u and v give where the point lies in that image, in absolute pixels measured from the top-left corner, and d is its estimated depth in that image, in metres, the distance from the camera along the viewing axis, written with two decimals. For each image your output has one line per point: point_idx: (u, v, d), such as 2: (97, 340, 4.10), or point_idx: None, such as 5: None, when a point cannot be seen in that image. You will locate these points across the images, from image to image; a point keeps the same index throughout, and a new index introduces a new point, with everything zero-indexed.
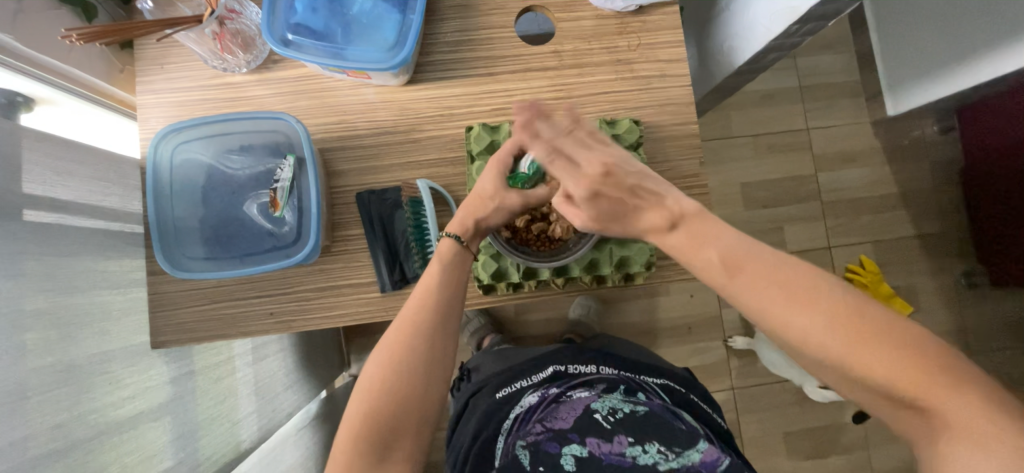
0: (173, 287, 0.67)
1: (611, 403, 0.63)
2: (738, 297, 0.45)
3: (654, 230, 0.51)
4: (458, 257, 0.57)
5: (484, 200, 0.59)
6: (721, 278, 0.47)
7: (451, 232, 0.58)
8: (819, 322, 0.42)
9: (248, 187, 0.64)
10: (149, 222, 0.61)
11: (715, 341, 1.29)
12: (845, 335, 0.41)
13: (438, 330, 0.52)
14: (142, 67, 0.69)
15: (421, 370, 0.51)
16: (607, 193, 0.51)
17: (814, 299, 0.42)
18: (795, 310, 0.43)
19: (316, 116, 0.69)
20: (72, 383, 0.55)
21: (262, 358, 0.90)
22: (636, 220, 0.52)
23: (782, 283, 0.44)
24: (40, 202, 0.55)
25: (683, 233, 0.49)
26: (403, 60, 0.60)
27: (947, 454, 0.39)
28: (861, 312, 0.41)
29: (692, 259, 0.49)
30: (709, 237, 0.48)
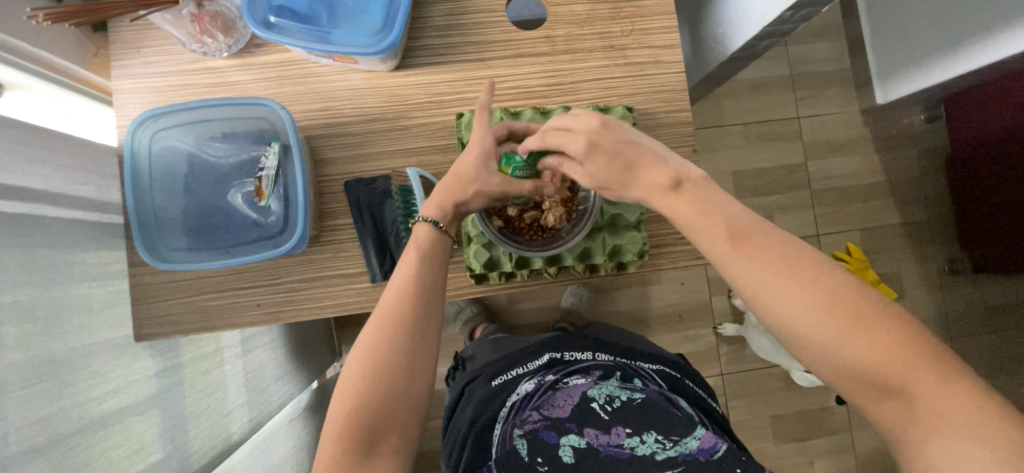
0: (156, 279, 0.65)
1: (608, 390, 0.65)
2: (741, 271, 0.44)
3: (654, 190, 0.49)
4: (435, 242, 0.56)
5: (461, 182, 0.57)
6: (716, 252, 0.46)
7: (427, 215, 0.56)
8: (810, 299, 0.42)
9: (231, 176, 0.62)
10: (129, 212, 0.59)
11: (705, 329, 1.30)
12: (833, 315, 0.42)
13: (420, 319, 0.51)
14: (118, 50, 0.66)
15: (406, 361, 0.50)
16: (606, 146, 0.50)
17: (806, 277, 0.43)
18: (795, 287, 0.43)
19: (302, 103, 0.67)
20: (53, 378, 0.54)
21: (251, 350, 0.88)
22: (636, 180, 0.50)
23: (777, 258, 0.44)
24: (13, 192, 0.53)
25: (685, 195, 0.48)
26: (390, 44, 0.58)
27: (928, 441, 0.40)
28: (849, 293, 0.42)
29: (690, 229, 0.47)
30: (711, 207, 0.47)
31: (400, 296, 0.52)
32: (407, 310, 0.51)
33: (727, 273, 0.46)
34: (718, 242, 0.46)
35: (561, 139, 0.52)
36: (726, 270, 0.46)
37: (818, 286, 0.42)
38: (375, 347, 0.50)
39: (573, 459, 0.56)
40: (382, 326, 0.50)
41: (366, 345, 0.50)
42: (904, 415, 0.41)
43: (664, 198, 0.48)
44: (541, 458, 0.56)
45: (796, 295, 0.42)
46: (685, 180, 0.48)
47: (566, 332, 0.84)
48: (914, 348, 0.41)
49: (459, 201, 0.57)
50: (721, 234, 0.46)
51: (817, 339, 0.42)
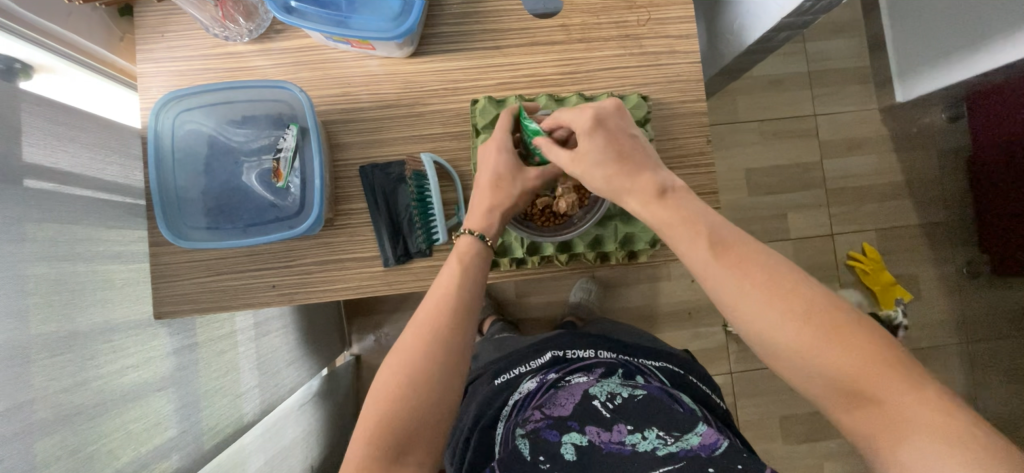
0: (175, 258, 0.67)
1: (609, 387, 0.65)
2: (714, 275, 0.45)
3: (643, 194, 0.51)
4: (479, 254, 0.57)
5: (502, 188, 0.59)
6: (694, 260, 0.47)
7: (471, 227, 0.58)
8: (784, 310, 0.42)
9: (250, 157, 0.64)
10: (152, 191, 0.60)
11: (715, 326, 1.29)
12: (808, 325, 0.42)
13: (458, 326, 0.52)
14: (142, 35, 0.68)
15: (442, 371, 0.50)
16: (606, 135, 0.54)
17: (782, 288, 0.43)
18: (765, 291, 0.43)
19: (319, 88, 0.68)
20: (75, 350, 0.55)
21: (265, 334, 0.90)
22: (628, 182, 0.52)
23: (753, 265, 0.45)
24: (38, 168, 0.54)
25: (668, 203, 0.50)
26: (407, 29, 0.59)
27: (902, 455, 0.38)
28: (824, 304, 0.42)
29: (671, 238, 0.49)
30: (692, 215, 0.48)
31: (441, 302, 0.53)
32: (452, 315, 0.52)
33: (705, 279, 0.46)
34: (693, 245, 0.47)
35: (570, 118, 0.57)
36: (703, 278, 0.46)
37: (796, 296, 0.43)
38: (412, 353, 0.50)
39: (576, 456, 0.55)
40: (425, 329, 0.51)
41: (405, 352, 0.51)
42: (880, 431, 0.40)
43: (652, 204, 0.50)
44: (543, 456, 0.55)
45: (771, 305, 0.43)
46: (672, 189, 0.51)
47: (571, 331, 0.83)
48: (890, 360, 0.40)
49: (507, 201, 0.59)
50: (701, 244, 0.47)
51: (791, 348, 0.42)
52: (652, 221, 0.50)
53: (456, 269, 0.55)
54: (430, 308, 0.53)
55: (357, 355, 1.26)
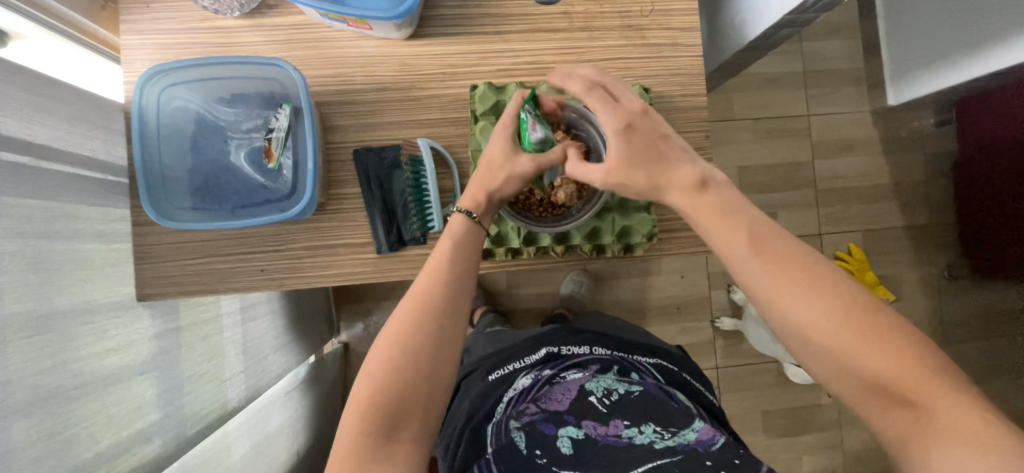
0: (160, 239, 0.64)
1: (605, 383, 0.64)
2: (748, 271, 0.46)
3: (681, 186, 0.50)
4: (469, 233, 0.54)
5: (495, 170, 0.56)
6: (733, 255, 0.47)
7: (463, 206, 0.56)
8: (824, 307, 0.42)
9: (239, 136, 0.62)
10: (137, 168, 0.58)
11: (702, 322, 1.30)
12: (846, 322, 0.42)
13: (452, 304, 0.51)
14: (126, 5, 0.64)
15: (434, 350, 0.49)
16: (641, 130, 0.52)
17: (822, 286, 0.43)
18: (800, 290, 0.43)
19: (313, 67, 0.65)
20: (55, 331, 0.53)
21: (251, 319, 0.88)
22: (666, 182, 0.51)
23: (788, 262, 0.45)
24: (15, 141, 0.52)
25: (707, 196, 0.49)
26: (406, 10, 0.57)
27: (935, 451, 0.39)
28: (863, 302, 0.43)
29: (709, 232, 0.49)
30: (730, 209, 0.48)
31: (433, 278, 0.51)
32: (444, 293, 0.51)
33: (740, 275, 0.46)
34: (728, 240, 0.47)
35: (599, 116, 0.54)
36: (741, 272, 0.46)
37: (837, 294, 0.43)
38: (402, 331, 0.49)
39: (572, 450, 0.56)
40: (413, 308, 0.50)
41: (396, 330, 0.49)
42: (912, 426, 0.41)
43: (691, 197, 0.50)
44: (539, 450, 0.56)
45: (811, 303, 0.43)
46: (712, 181, 0.50)
47: (566, 324, 0.83)
48: (925, 361, 0.41)
49: (493, 191, 0.56)
50: (741, 237, 0.46)
51: (827, 346, 0.42)
52: (689, 215, 0.50)
53: (448, 244, 0.53)
54: (423, 284, 0.51)
55: (345, 343, 1.24)
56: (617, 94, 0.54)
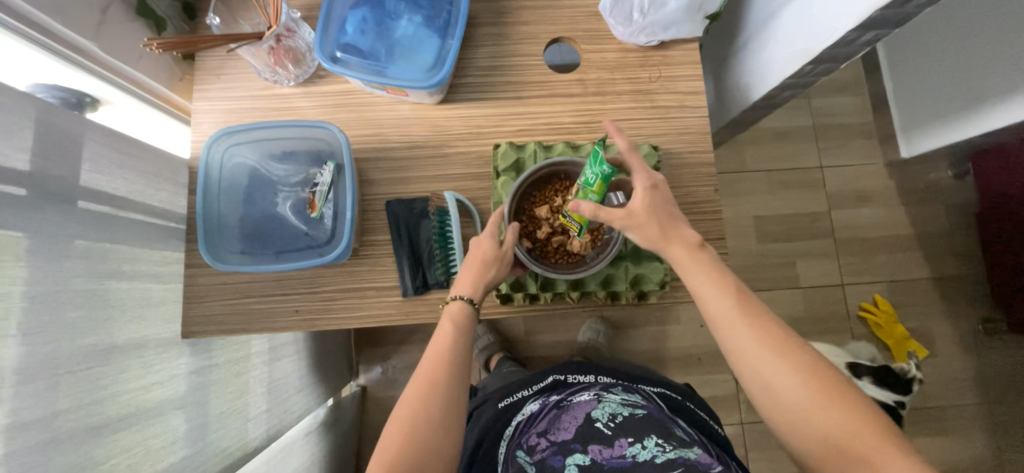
0: (208, 280, 0.70)
1: (610, 408, 0.59)
2: (723, 324, 0.50)
3: (685, 243, 0.55)
4: (466, 320, 0.57)
5: (483, 258, 0.61)
6: (717, 309, 0.51)
7: (462, 293, 0.59)
8: (792, 365, 0.46)
9: (288, 189, 0.69)
10: (198, 218, 0.65)
11: (724, 373, 1.27)
12: (810, 382, 0.46)
13: (454, 392, 0.52)
14: (200, 77, 0.75)
15: (451, 427, 0.50)
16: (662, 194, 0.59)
17: (792, 347, 0.48)
18: (767, 346, 0.48)
19: (354, 128, 0.73)
20: (111, 363, 0.58)
21: (277, 359, 0.92)
22: (673, 235, 0.56)
23: (760, 321, 0.49)
24: (95, 192, 0.60)
25: (700, 256, 0.54)
26: (440, 79, 0.66)
27: None
28: (826, 368, 0.47)
29: (694, 288, 0.53)
30: (719, 268, 0.53)
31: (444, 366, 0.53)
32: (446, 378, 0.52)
33: (718, 328, 0.51)
34: (706, 296, 0.52)
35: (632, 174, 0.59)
36: (719, 324, 0.51)
37: (805, 356, 0.47)
38: (407, 424, 0.49)
39: None
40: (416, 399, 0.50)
41: (400, 424, 0.49)
42: None
43: (688, 254, 0.54)
44: None
45: (780, 360, 0.47)
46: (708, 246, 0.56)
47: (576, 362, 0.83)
48: (886, 431, 0.43)
49: (488, 276, 0.60)
50: (726, 293, 0.51)
51: (794, 403, 0.46)
52: (680, 269, 0.55)
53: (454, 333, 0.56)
54: (424, 374, 0.52)
55: (363, 386, 1.26)
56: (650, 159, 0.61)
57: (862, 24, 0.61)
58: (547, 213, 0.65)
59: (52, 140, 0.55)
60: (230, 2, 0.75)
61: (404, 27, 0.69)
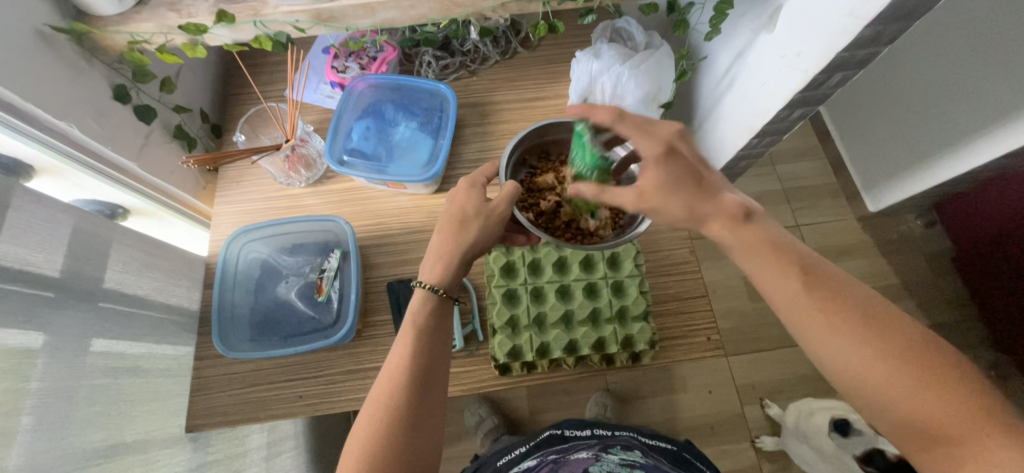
0: (215, 371, 0.73)
1: (608, 467, 0.58)
2: (786, 308, 0.44)
3: (728, 217, 0.48)
4: (427, 317, 0.53)
5: (467, 221, 0.56)
6: (779, 295, 0.44)
7: (425, 280, 0.55)
8: (874, 347, 0.40)
9: (294, 278, 0.77)
10: (213, 309, 0.73)
11: (742, 442, 1.21)
12: (903, 367, 0.39)
13: (413, 398, 0.48)
14: (222, 185, 0.85)
15: (409, 437, 0.47)
16: (674, 159, 0.49)
17: (877, 325, 0.40)
18: (841, 328, 0.41)
19: (359, 220, 0.81)
20: (118, 460, 0.59)
21: (276, 454, 0.90)
22: (709, 212, 0.48)
23: (832, 300, 0.42)
24: (116, 292, 0.65)
25: (752, 228, 0.47)
26: (435, 173, 0.76)
27: None
28: (923, 344, 0.39)
29: (750, 270, 0.47)
30: (778, 242, 0.46)
31: (395, 372, 0.50)
32: (402, 385, 0.49)
33: (784, 312, 0.45)
34: (768, 277, 0.45)
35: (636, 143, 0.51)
36: (784, 312, 0.44)
37: (894, 334, 0.40)
38: (367, 435, 0.47)
39: None
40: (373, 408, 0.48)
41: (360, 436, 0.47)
42: None
43: (731, 232, 0.47)
44: None
45: (860, 346, 0.40)
46: (753, 214, 0.49)
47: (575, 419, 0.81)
48: (999, 417, 0.36)
49: (464, 235, 0.55)
50: (787, 275, 0.44)
51: (882, 391, 0.39)
52: (725, 248, 0.49)
53: (408, 335, 0.52)
54: (384, 380, 0.50)
55: None
56: (650, 122, 0.51)
57: (789, 103, 0.72)
58: (553, 183, 0.65)
59: (87, 247, 0.61)
60: (253, 121, 0.89)
61: (402, 132, 0.82)
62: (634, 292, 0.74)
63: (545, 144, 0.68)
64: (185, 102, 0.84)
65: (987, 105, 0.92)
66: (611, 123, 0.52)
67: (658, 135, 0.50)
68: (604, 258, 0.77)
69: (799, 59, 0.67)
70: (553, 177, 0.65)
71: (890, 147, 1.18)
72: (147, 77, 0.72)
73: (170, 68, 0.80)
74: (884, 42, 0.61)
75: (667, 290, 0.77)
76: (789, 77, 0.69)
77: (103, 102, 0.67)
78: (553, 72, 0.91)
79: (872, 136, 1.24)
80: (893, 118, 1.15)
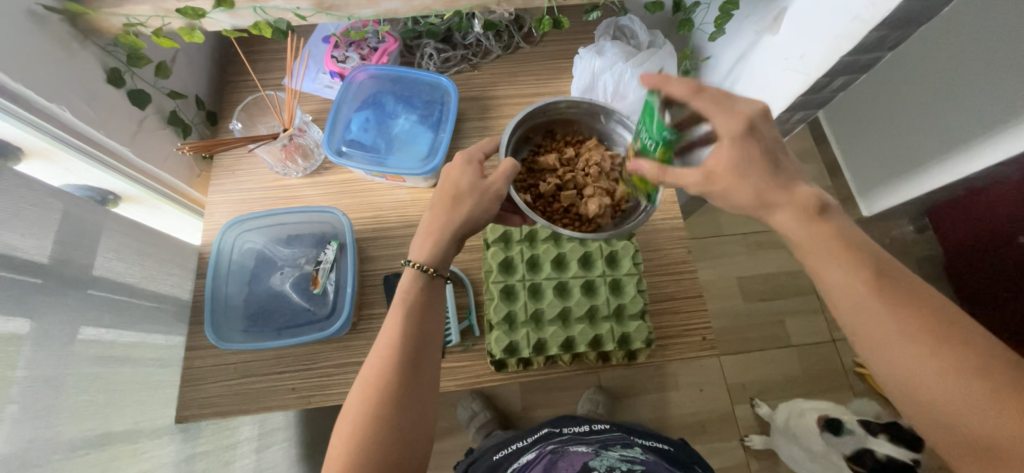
0: (206, 362, 0.72)
1: (609, 461, 0.58)
2: (851, 310, 0.44)
3: (800, 209, 0.46)
4: (419, 295, 0.53)
5: (462, 196, 0.55)
6: (843, 294, 0.44)
7: (415, 259, 0.54)
8: (939, 355, 0.40)
9: (290, 269, 0.76)
10: (207, 299, 0.72)
11: (731, 441, 1.22)
12: (968, 377, 0.39)
13: (407, 377, 0.48)
14: (217, 173, 0.83)
15: (402, 416, 0.47)
16: (752, 138, 0.47)
17: (946, 333, 0.40)
18: (908, 336, 0.41)
19: (355, 211, 0.80)
20: (106, 450, 0.59)
21: (266, 446, 0.89)
22: (782, 201, 0.47)
23: (903, 306, 0.42)
24: (106, 280, 0.64)
25: (826, 224, 0.46)
26: (434, 166, 0.75)
27: None
28: (993, 355, 0.39)
29: (813, 267, 0.46)
30: (852, 241, 0.45)
31: (386, 350, 0.50)
32: (394, 364, 0.48)
33: (848, 312, 0.44)
34: (837, 275, 0.44)
35: (711, 121, 0.49)
36: (844, 310, 0.44)
37: (964, 345, 0.40)
38: (361, 412, 0.47)
39: None
40: (366, 385, 0.48)
41: (354, 413, 0.47)
42: None
43: (800, 227, 0.46)
44: None
45: (927, 353, 0.40)
46: (828, 207, 0.47)
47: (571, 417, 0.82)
48: None
49: (456, 213, 0.54)
50: (856, 275, 0.43)
51: (943, 401, 0.39)
52: (791, 241, 0.48)
53: (399, 314, 0.52)
54: (377, 358, 0.49)
55: None
56: (730, 96, 0.49)
57: (792, 106, 0.72)
58: (554, 164, 0.64)
59: (77, 233, 0.60)
60: (250, 109, 0.87)
61: (402, 124, 0.81)
62: (631, 290, 0.74)
63: (549, 122, 0.67)
64: (180, 87, 0.83)
65: (977, 114, 0.94)
66: (686, 99, 0.49)
67: (738, 112, 0.48)
68: (603, 255, 0.77)
69: (801, 62, 0.67)
70: (554, 158, 0.64)
71: (885, 152, 1.19)
72: (141, 60, 0.70)
73: (166, 52, 0.79)
74: (887, 48, 0.61)
75: (664, 290, 0.77)
76: (791, 79, 0.70)
77: (98, 86, 0.66)
78: (556, 68, 0.90)
79: (865, 142, 1.25)
80: (885, 124, 1.17)
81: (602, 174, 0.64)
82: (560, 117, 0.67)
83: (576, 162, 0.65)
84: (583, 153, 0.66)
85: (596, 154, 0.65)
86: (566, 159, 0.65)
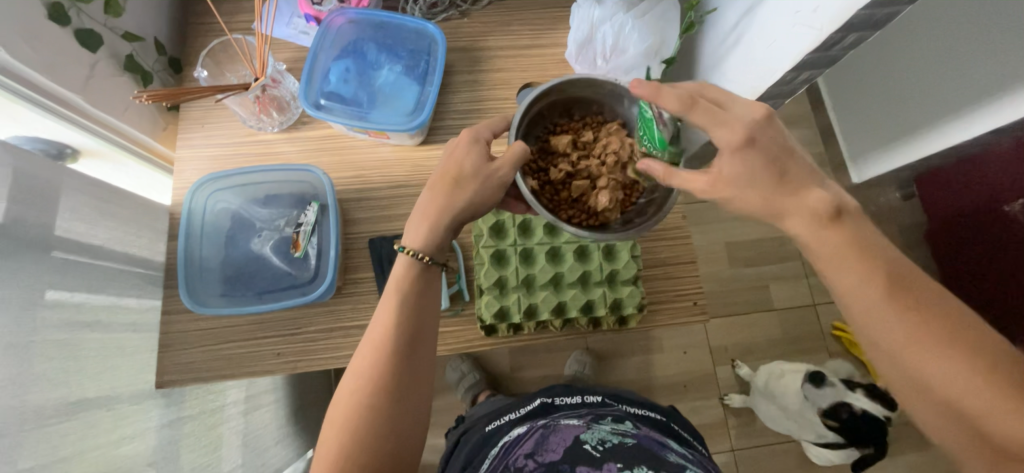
0: (185, 326, 0.69)
1: (600, 434, 0.59)
2: (866, 320, 0.43)
3: (817, 214, 0.44)
4: (411, 285, 0.50)
5: (462, 180, 0.51)
6: (857, 301, 0.43)
7: (408, 246, 0.52)
8: (956, 363, 0.40)
9: (268, 232, 0.73)
10: (180, 263, 0.69)
11: (711, 400, 1.27)
12: (992, 388, 0.39)
13: (400, 369, 0.47)
14: (185, 126, 0.77)
15: (396, 407, 0.46)
16: (760, 142, 0.45)
17: (965, 342, 0.40)
18: (924, 345, 0.41)
19: (337, 170, 0.76)
20: (81, 417, 0.56)
21: (255, 408, 0.89)
22: (795, 194, 0.45)
23: (919, 315, 0.41)
24: (67, 241, 0.59)
25: (846, 228, 0.44)
26: (420, 123, 0.70)
27: None
28: (1006, 360, 0.40)
29: (825, 274, 0.45)
30: (871, 248, 0.43)
31: (378, 343, 0.48)
32: (387, 356, 0.47)
33: (864, 321, 0.43)
34: (857, 286, 0.43)
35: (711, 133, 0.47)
36: (860, 318, 0.43)
37: (982, 351, 0.40)
38: (352, 405, 0.46)
39: None
40: (359, 377, 0.47)
41: (345, 405, 0.46)
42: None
43: (812, 232, 0.44)
44: None
45: (944, 362, 0.40)
46: (844, 212, 0.44)
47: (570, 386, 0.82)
48: None
49: (455, 198, 0.51)
50: (871, 283, 0.42)
51: (968, 409, 0.40)
52: (806, 247, 0.45)
53: (391, 302, 0.50)
54: (368, 349, 0.48)
55: None
56: (724, 103, 0.47)
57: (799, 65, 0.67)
58: (567, 148, 0.60)
59: (32, 189, 0.55)
60: (217, 55, 0.80)
61: (385, 76, 0.75)
62: (624, 256, 0.73)
63: (567, 99, 0.62)
64: (135, 29, 0.75)
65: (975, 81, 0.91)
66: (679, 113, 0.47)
67: (738, 117, 0.46)
68: None
69: (814, 15, 0.61)
70: (567, 142, 0.60)
71: (879, 121, 1.16)
72: None
73: None
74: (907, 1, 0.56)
75: (657, 256, 0.75)
76: (801, 34, 0.64)
77: (39, 24, 0.58)
78: (552, 18, 0.84)
79: (861, 108, 1.22)
80: (882, 91, 1.14)
81: (618, 164, 0.59)
82: (581, 95, 0.62)
83: (592, 147, 0.61)
84: (602, 138, 0.61)
85: (616, 140, 0.60)
86: (582, 142, 0.61)
